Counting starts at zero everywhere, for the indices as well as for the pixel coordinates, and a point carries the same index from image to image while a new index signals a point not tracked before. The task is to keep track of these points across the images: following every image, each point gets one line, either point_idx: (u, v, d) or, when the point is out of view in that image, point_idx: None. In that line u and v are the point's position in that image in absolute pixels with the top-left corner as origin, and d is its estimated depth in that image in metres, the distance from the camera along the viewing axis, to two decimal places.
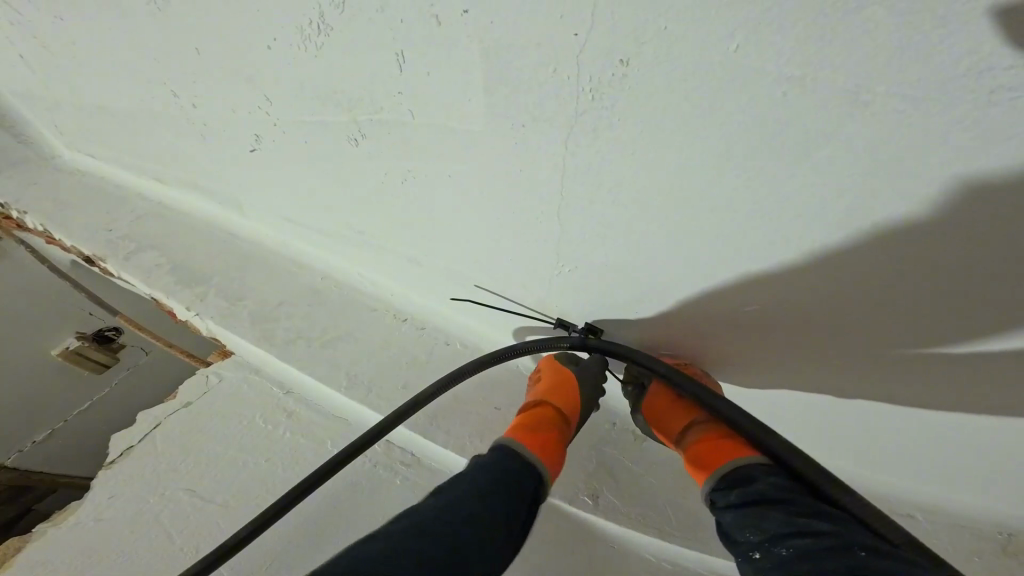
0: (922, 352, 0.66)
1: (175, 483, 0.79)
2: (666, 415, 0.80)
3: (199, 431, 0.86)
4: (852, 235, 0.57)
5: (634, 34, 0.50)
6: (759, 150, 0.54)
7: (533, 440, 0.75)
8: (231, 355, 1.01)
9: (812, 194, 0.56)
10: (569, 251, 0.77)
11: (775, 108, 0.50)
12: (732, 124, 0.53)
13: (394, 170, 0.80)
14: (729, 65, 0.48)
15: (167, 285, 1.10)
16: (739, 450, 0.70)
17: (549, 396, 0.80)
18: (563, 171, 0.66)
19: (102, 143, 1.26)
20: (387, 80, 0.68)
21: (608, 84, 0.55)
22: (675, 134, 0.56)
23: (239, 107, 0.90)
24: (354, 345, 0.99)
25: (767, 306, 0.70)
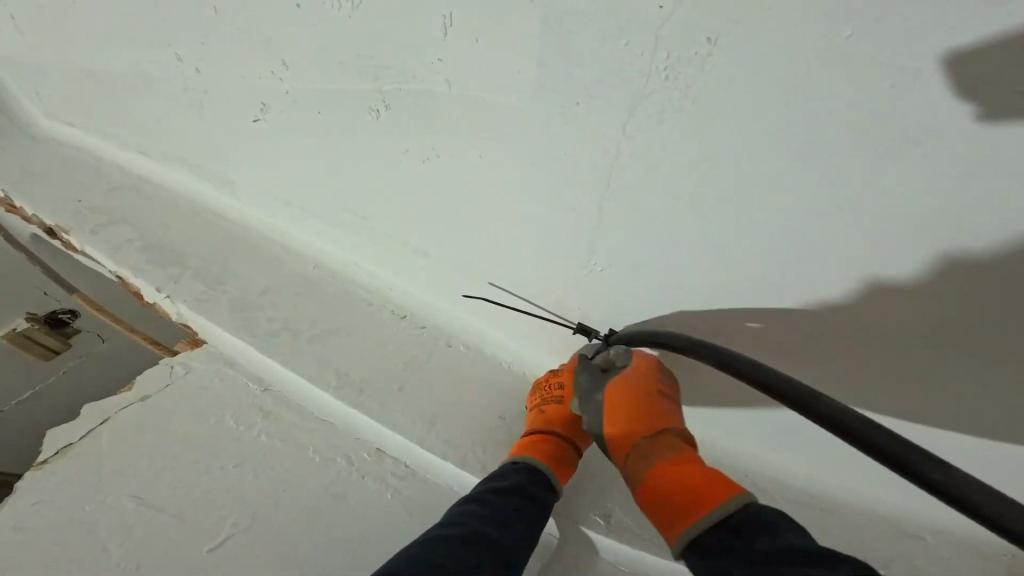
0: (971, 367, 0.63)
1: (121, 489, 0.67)
2: (639, 415, 0.66)
3: (153, 432, 0.73)
4: (919, 237, 0.55)
5: (726, 10, 0.47)
6: (838, 146, 0.51)
7: (556, 462, 0.73)
8: (201, 344, 0.89)
9: (889, 190, 0.53)
10: (603, 245, 0.71)
11: (867, 101, 0.48)
12: (810, 112, 0.50)
13: (416, 148, 0.74)
14: (834, 54, 0.46)
15: (136, 263, 0.98)
16: (733, 486, 0.56)
17: (568, 418, 0.76)
18: (614, 156, 0.61)
19: (82, 109, 1.16)
20: (425, 45, 0.62)
21: (686, 61, 0.51)
22: (753, 119, 0.53)
23: (246, 72, 0.83)
24: (347, 338, 0.90)
25: (818, 311, 0.66)
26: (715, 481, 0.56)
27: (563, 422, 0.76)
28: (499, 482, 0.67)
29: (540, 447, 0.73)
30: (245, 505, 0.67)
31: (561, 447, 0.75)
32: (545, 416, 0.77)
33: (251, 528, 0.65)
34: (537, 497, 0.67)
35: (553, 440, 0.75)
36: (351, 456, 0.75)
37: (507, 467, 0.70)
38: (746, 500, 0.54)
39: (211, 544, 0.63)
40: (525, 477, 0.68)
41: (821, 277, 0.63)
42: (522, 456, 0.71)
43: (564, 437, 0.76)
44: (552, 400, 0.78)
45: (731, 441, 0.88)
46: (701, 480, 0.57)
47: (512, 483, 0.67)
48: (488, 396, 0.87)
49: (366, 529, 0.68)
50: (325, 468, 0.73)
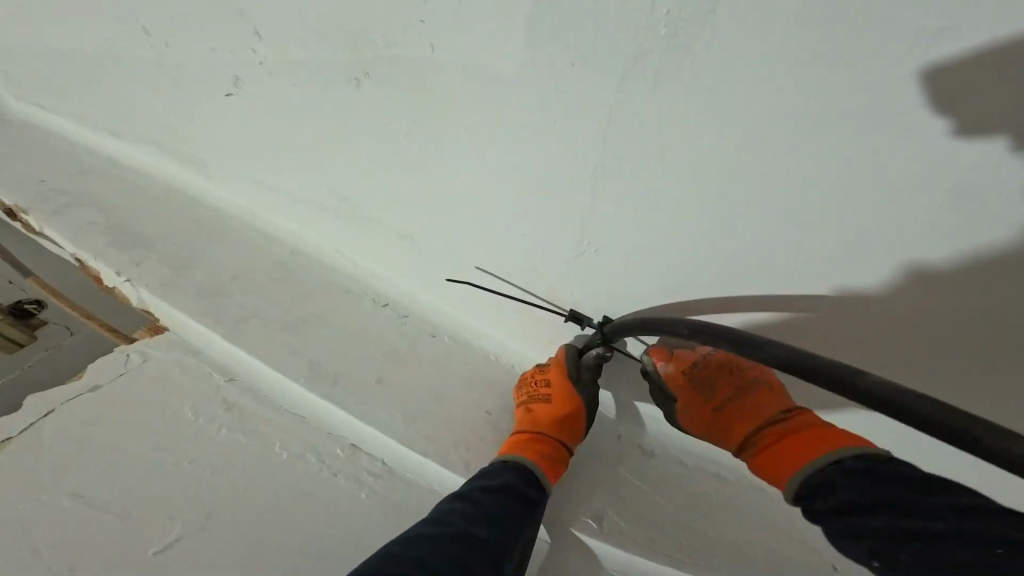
0: (985, 358, 0.60)
1: (61, 487, 0.60)
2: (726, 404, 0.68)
3: (101, 423, 0.67)
4: (936, 218, 0.51)
5: None
6: (851, 115, 0.47)
7: (548, 462, 0.68)
8: (163, 331, 0.83)
9: (902, 167, 0.49)
10: (597, 226, 0.67)
11: (887, 64, 0.44)
12: (826, 76, 0.46)
13: (399, 121, 0.69)
14: (856, 7, 0.42)
15: (97, 247, 0.92)
16: (822, 445, 0.57)
17: (557, 417, 0.72)
18: (610, 127, 0.57)
19: (46, 86, 1.09)
20: (409, 5, 0.58)
21: (692, 20, 0.47)
22: (763, 82, 0.48)
23: (218, 42, 0.77)
24: (323, 327, 0.85)
25: (823, 297, 0.62)
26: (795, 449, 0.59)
27: (551, 421, 0.72)
28: (489, 480, 0.63)
29: (529, 447, 0.69)
30: (200, 505, 0.61)
31: (552, 447, 0.71)
32: (534, 415, 0.72)
33: (204, 531, 0.59)
34: (530, 494, 0.63)
35: (543, 440, 0.71)
36: (323, 452, 0.70)
37: (496, 466, 0.66)
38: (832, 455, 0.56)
39: (159, 547, 0.57)
40: (517, 475, 0.64)
41: (830, 260, 0.58)
42: (511, 455, 0.67)
43: (554, 436, 0.71)
44: (540, 398, 0.74)
45: None
46: (798, 450, 0.59)
47: (502, 482, 0.63)
48: (472, 389, 0.82)
49: (336, 530, 0.62)
50: (293, 464, 0.67)
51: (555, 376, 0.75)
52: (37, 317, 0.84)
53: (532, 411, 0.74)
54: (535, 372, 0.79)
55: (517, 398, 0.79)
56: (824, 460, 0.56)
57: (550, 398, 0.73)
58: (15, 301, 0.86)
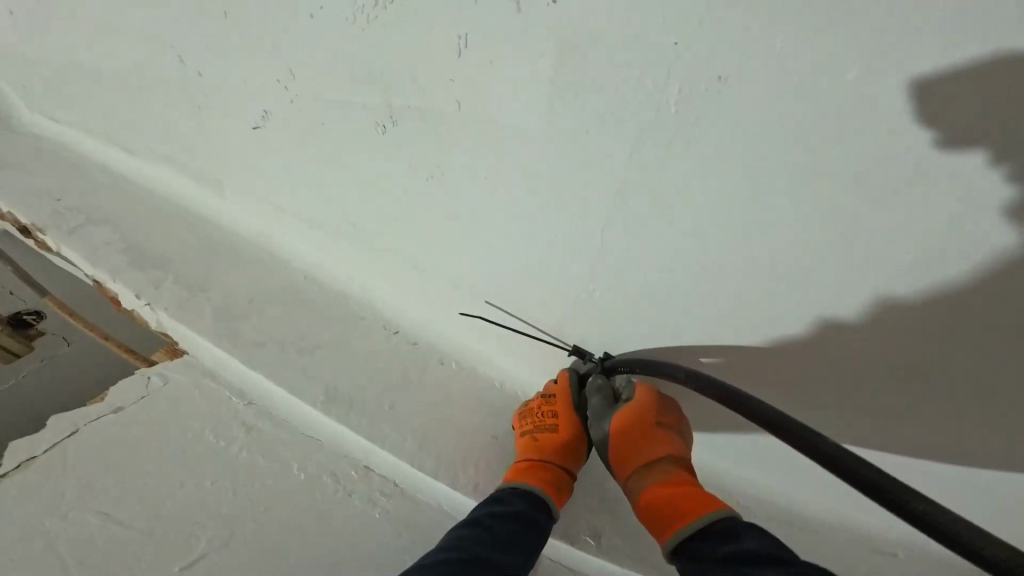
0: (949, 394, 0.66)
1: (86, 504, 0.62)
2: (644, 439, 0.71)
3: (122, 445, 0.69)
4: (903, 275, 0.58)
5: (741, 52, 0.49)
6: (833, 185, 0.54)
7: (556, 489, 0.73)
8: (180, 354, 0.86)
9: (875, 229, 0.56)
10: (603, 266, 0.73)
11: (865, 145, 0.50)
12: (810, 151, 0.53)
13: (421, 165, 0.74)
14: (840, 97, 0.48)
15: (115, 267, 0.94)
16: (714, 500, 0.63)
17: (563, 446, 0.75)
18: (622, 181, 0.63)
19: (60, 101, 1.10)
20: (441, 64, 0.63)
21: (700, 97, 0.53)
22: (762, 150, 0.54)
23: (250, 78, 0.81)
24: (337, 351, 0.88)
25: (807, 336, 0.68)
26: (694, 497, 0.64)
27: (558, 450, 0.75)
28: (498, 506, 0.67)
29: (537, 474, 0.72)
30: (220, 524, 0.64)
31: (558, 475, 0.74)
32: (540, 444, 0.75)
33: (226, 548, 0.62)
34: (538, 520, 0.67)
35: (549, 468, 0.74)
36: (338, 474, 0.73)
37: (505, 493, 0.69)
38: (722, 514, 0.61)
39: (186, 561, 0.60)
40: (526, 502, 0.68)
41: (816, 305, 0.65)
42: (521, 483, 0.70)
43: (560, 465, 0.75)
44: (545, 428, 0.77)
45: (718, 463, 0.89)
46: (691, 497, 0.65)
47: (512, 508, 0.66)
48: (478, 414, 0.86)
49: (353, 546, 0.66)
50: (310, 484, 0.70)
51: (561, 408, 0.78)
52: (36, 326, 0.91)
53: (537, 440, 0.76)
54: (536, 399, 0.82)
55: (519, 425, 0.81)
56: (717, 515, 0.62)
57: (558, 428, 0.76)
58: (15, 311, 0.92)
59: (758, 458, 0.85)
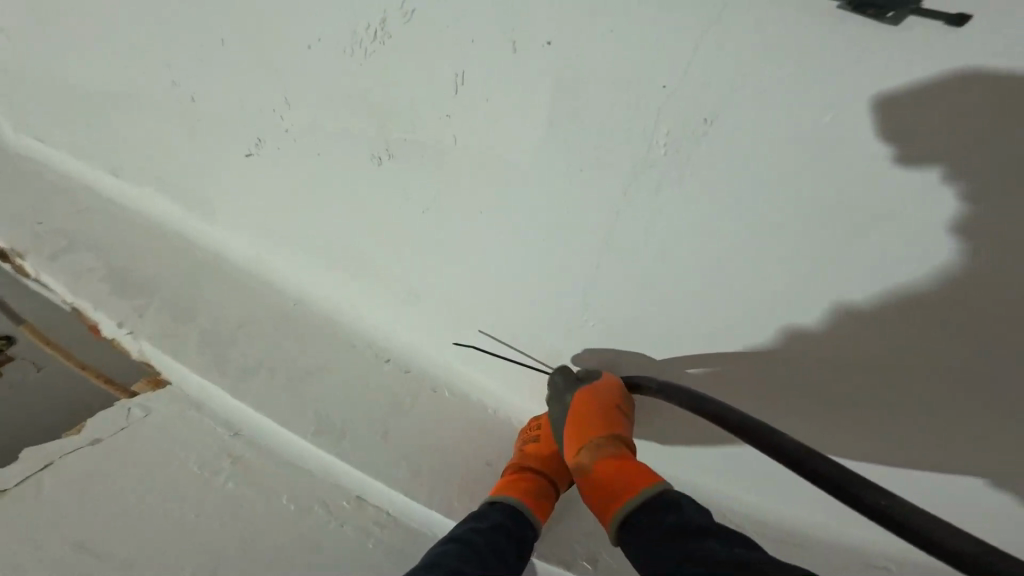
0: (922, 411, 0.70)
1: (62, 536, 0.60)
2: (598, 421, 0.72)
3: (101, 477, 0.67)
4: (876, 298, 0.62)
5: (722, 95, 0.52)
6: (804, 214, 0.58)
7: (535, 501, 0.72)
8: (164, 385, 0.84)
9: (845, 257, 0.60)
10: (594, 292, 0.75)
11: (833, 177, 0.55)
12: (785, 185, 0.57)
13: (416, 197, 0.75)
14: (809, 132, 0.52)
15: (98, 294, 0.92)
16: (653, 476, 0.67)
17: (548, 457, 0.78)
18: (612, 213, 0.66)
19: (37, 121, 1.06)
20: (438, 100, 0.64)
21: (683, 134, 0.56)
22: (745, 182, 0.58)
23: (248, 106, 0.81)
24: (328, 379, 0.88)
25: (788, 357, 0.71)
26: (639, 474, 0.67)
27: (542, 458, 0.78)
28: (479, 522, 0.67)
29: (518, 483, 0.73)
30: (206, 555, 0.62)
31: (538, 481, 0.75)
32: (525, 454, 0.79)
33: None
34: (517, 533, 0.67)
35: (531, 477, 0.75)
36: (329, 504, 0.73)
37: (485, 508, 0.69)
38: (662, 488, 0.65)
39: None
40: (504, 514, 0.68)
41: (797, 328, 0.68)
42: (500, 495, 0.71)
43: (543, 473, 0.77)
44: (531, 440, 0.81)
45: (706, 485, 0.91)
46: (636, 473, 0.67)
47: (491, 523, 0.66)
48: (470, 440, 0.86)
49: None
50: (301, 515, 0.70)
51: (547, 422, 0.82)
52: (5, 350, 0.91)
53: (523, 451, 0.80)
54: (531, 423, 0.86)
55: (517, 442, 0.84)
56: (658, 488, 0.65)
57: (542, 439, 0.80)
58: None
59: (742, 477, 0.87)
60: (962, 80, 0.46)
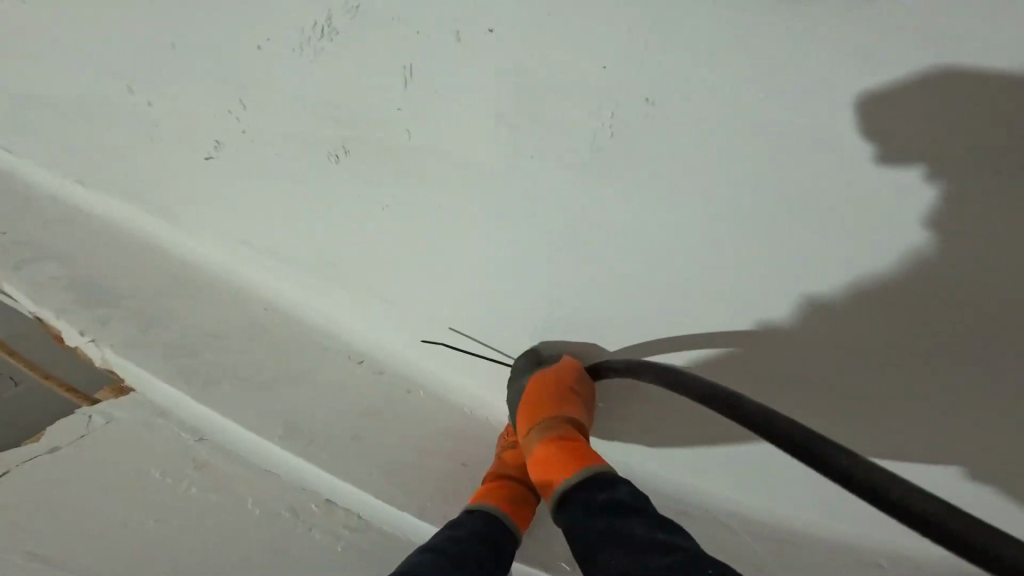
0: (880, 387, 0.72)
1: (15, 544, 0.60)
2: (552, 401, 0.72)
3: (61, 484, 0.66)
4: (827, 275, 0.64)
5: (662, 76, 0.54)
6: (751, 193, 0.60)
7: (514, 510, 0.71)
8: (128, 392, 0.83)
9: (795, 235, 0.62)
10: (559, 286, 0.75)
11: (775, 156, 0.56)
12: (732, 165, 0.58)
13: (374, 196, 0.75)
14: (746, 112, 0.54)
15: (62, 304, 0.90)
16: (597, 456, 0.66)
17: (525, 462, 0.78)
18: (566, 204, 0.66)
19: None
20: (388, 96, 0.63)
21: (626, 117, 0.57)
22: (694, 168, 0.59)
23: (203, 108, 0.79)
24: (298, 386, 0.86)
25: (751, 342, 0.72)
26: (582, 453, 0.67)
27: (520, 464, 0.77)
28: (456, 530, 0.65)
29: (497, 490, 0.72)
30: (169, 562, 0.62)
31: (517, 487, 0.74)
32: (503, 461, 0.78)
33: None
34: (495, 539, 0.65)
35: (510, 483, 0.74)
36: (298, 509, 0.73)
37: (462, 516, 0.68)
38: (600, 467, 0.64)
39: None
40: (482, 521, 0.66)
41: (756, 309, 0.69)
42: (478, 502, 0.70)
43: (522, 480, 0.76)
44: (508, 446, 0.81)
45: (682, 477, 0.91)
46: (579, 452, 0.67)
47: (469, 530, 0.64)
48: (444, 440, 0.86)
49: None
50: (269, 520, 0.70)
51: None
52: None
53: (501, 457, 0.80)
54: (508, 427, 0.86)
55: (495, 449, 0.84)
56: (597, 467, 0.64)
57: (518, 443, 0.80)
58: None
59: (720, 469, 0.87)
60: (872, 57, 0.49)
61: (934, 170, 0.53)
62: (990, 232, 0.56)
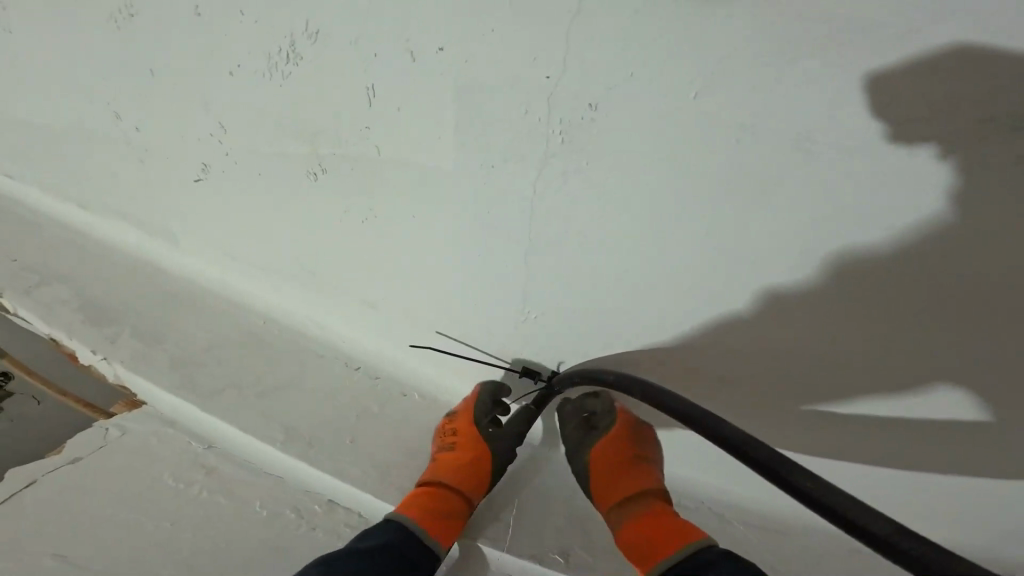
0: (866, 375, 0.71)
1: (43, 548, 0.64)
2: (624, 475, 0.75)
3: (81, 491, 0.71)
4: (796, 269, 0.64)
5: (604, 81, 0.56)
6: (709, 190, 0.61)
7: (434, 519, 0.71)
8: (141, 406, 0.87)
9: (758, 231, 0.62)
10: (537, 287, 0.77)
11: (725, 152, 0.58)
12: (686, 163, 0.60)
13: (356, 208, 0.77)
14: (690, 111, 0.56)
15: (73, 324, 0.94)
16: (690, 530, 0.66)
17: (459, 466, 0.77)
18: (536, 208, 0.68)
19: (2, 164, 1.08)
20: (357, 113, 0.67)
21: (577, 123, 0.60)
22: (651, 167, 0.61)
23: (187, 133, 0.83)
24: (296, 393, 0.90)
25: (731, 335, 0.72)
26: (669, 530, 0.66)
27: (454, 469, 0.77)
28: (364, 541, 0.67)
29: (421, 499, 0.73)
30: (180, 560, 0.66)
31: (447, 497, 0.75)
32: (438, 466, 0.78)
33: None
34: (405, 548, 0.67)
35: (439, 490, 0.75)
36: (301, 509, 0.76)
37: (379, 524, 0.70)
38: (698, 543, 0.63)
39: None
40: (393, 532, 0.68)
41: (731, 305, 0.70)
42: (398, 512, 0.71)
43: (454, 486, 0.75)
44: (445, 448, 0.81)
45: (673, 468, 0.93)
46: (670, 530, 0.66)
47: (378, 541, 0.67)
48: None
49: None
50: (272, 521, 0.73)
51: (462, 427, 0.82)
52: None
53: (439, 459, 0.80)
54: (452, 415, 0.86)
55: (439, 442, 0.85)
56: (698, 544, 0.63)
57: (454, 446, 0.80)
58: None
59: (714, 462, 0.90)
60: (800, 53, 0.50)
61: (881, 159, 0.54)
62: (949, 221, 0.56)
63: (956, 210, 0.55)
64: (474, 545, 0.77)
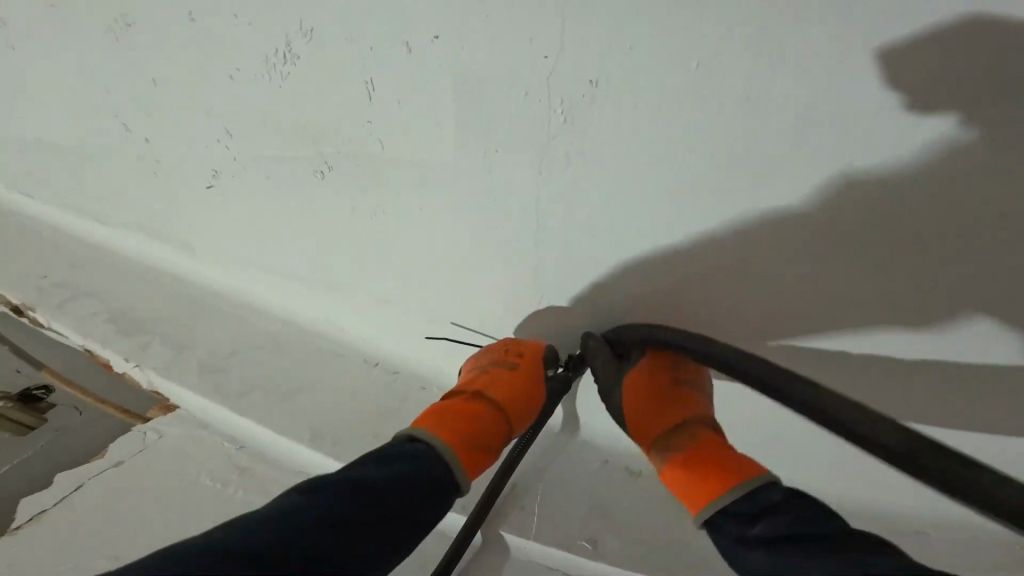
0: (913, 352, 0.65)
1: (97, 550, 0.70)
2: (674, 406, 0.63)
3: (126, 494, 0.77)
4: (823, 243, 0.60)
5: (602, 58, 0.55)
6: (724, 163, 0.57)
7: (472, 447, 0.61)
8: (173, 409, 0.90)
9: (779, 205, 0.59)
10: (549, 276, 0.74)
11: (737, 122, 0.55)
12: (696, 137, 0.57)
13: (363, 205, 0.77)
14: (694, 82, 0.54)
15: (104, 336, 0.97)
16: (748, 464, 0.55)
17: (512, 389, 0.68)
18: (542, 194, 0.66)
19: (27, 187, 1.11)
20: (357, 108, 0.66)
21: (578, 103, 0.58)
22: (658, 143, 0.58)
23: (195, 141, 0.83)
24: (318, 393, 0.91)
25: (756, 319, 0.68)
26: (726, 466, 0.55)
27: (503, 389, 0.68)
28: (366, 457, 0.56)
29: (452, 413, 0.63)
30: None
31: (489, 417, 0.65)
32: (484, 383, 0.69)
33: None
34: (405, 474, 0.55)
35: (483, 408, 0.66)
36: None
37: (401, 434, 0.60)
38: (759, 479, 0.52)
39: None
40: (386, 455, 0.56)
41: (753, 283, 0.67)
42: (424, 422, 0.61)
43: (500, 406, 0.67)
44: (503, 367, 0.71)
45: None
46: (726, 464, 0.55)
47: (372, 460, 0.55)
48: None
49: None
50: None
51: (526, 354, 0.73)
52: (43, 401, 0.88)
53: (484, 376, 0.71)
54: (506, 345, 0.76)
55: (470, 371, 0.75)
56: (759, 481, 0.52)
57: (514, 366, 0.71)
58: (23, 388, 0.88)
59: None
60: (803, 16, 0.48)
61: (904, 116, 0.51)
62: (987, 182, 0.52)
63: (993, 170, 0.51)
64: (497, 534, 0.78)
